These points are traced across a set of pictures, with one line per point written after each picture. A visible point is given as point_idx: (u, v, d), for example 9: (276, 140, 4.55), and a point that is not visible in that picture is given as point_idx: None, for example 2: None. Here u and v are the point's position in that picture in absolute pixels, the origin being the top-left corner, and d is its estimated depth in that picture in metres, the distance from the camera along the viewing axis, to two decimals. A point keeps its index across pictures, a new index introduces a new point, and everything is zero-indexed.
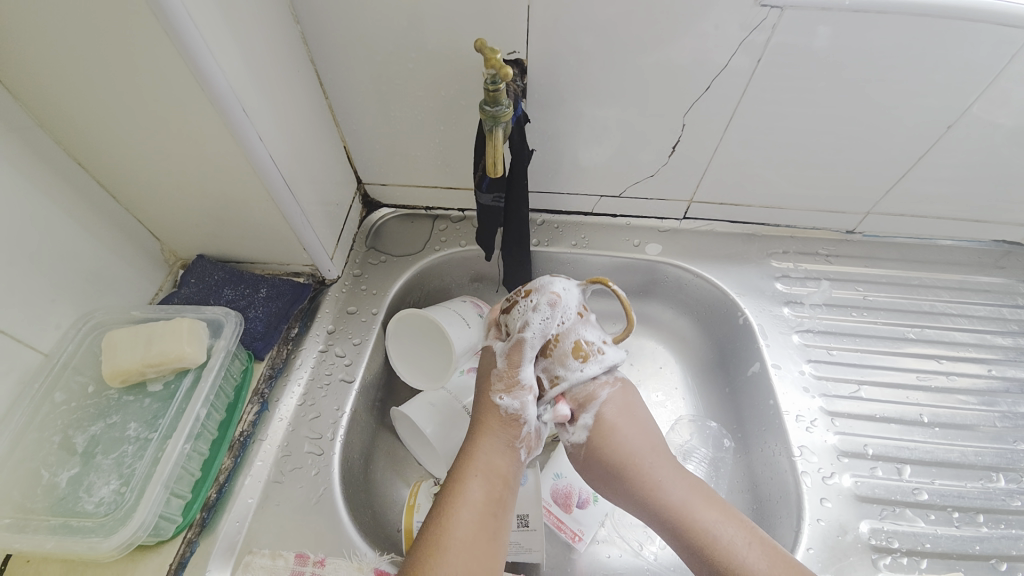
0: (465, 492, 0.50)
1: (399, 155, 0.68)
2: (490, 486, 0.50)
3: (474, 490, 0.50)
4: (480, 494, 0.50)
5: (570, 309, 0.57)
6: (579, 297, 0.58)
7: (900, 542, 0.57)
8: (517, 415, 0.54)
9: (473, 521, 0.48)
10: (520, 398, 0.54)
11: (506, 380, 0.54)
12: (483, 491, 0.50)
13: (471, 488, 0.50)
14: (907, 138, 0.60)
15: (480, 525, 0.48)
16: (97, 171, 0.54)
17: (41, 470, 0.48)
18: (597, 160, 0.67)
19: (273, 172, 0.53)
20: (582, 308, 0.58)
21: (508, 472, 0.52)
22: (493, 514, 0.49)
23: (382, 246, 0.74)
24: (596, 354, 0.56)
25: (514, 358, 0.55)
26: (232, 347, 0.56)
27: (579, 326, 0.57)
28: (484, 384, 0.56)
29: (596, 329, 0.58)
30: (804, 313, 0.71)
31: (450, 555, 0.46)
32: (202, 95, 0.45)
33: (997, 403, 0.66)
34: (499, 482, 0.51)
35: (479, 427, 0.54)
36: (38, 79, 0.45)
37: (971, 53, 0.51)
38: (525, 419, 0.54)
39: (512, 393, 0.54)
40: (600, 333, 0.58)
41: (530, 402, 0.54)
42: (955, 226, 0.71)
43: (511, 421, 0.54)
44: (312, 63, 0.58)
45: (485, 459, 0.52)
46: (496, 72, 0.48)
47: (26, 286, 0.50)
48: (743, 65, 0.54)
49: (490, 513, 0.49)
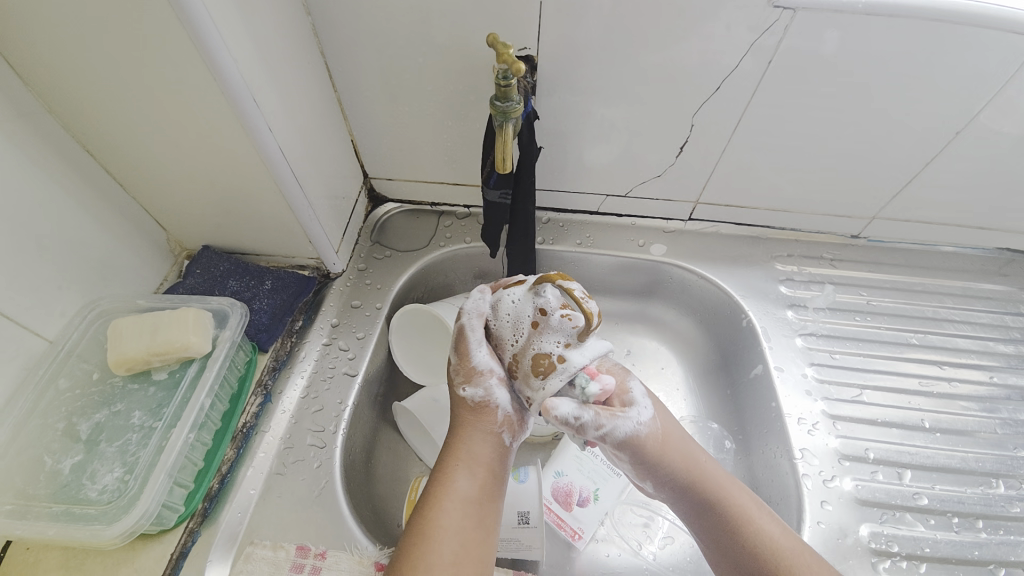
0: (451, 486, 0.48)
1: (406, 150, 0.68)
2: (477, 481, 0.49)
3: (461, 484, 0.48)
4: (467, 488, 0.48)
5: (519, 321, 0.51)
6: (533, 300, 0.50)
7: (899, 546, 0.57)
8: (484, 402, 0.51)
9: (460, 516, 0.47)
10: (483, 385, 0.51)
11: (463, 371, 0.52)
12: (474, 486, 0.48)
13: (461, 483, 0.48)
14: (915, 143, 0.60)
15: (467, 520, 0.47)
16: (105, 158, 0.54)
17: (44, 457, 0.48)
18: (604, 159, 0.67)
19: (281, 164, 0.53)
20: (538, 312, 0.49)
21: (495, 465, 0.50)
22: (479, 508, 0.48)
23: (387, 241, 0.74)
24: (559, 363, 0.48)
25: (463, 345, 0.53)
26: (238, 338, 0.56)
27: (534, 338, 0.50)
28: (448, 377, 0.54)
29: (558, 330, 0.49)
30: (807, 317, 0.71)
31: (438, 552, 0.44)
32: (213, 84, 0.45)
33: (997, 410, 0.66)
34: (486, 475, 0.50)
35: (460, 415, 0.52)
36: (48, 65, 0.44)
37: (980, 60, 0.51)
38: (493, 403, 0.51)
39: (473, 381, 0.52)
40: (565, 334, 0.49)
41: (494, 389, 0.51)
42: (960, 233, 0.72)
43: (479, 407, 0.51)
44: (321, 55, 0.58)
45: (470, 452, 0.50)
46: (508, 68, 0.47)
47: (32, 273, 0.50)
48: (754, 67, 0.54)
49: (477, 507, 0.48)
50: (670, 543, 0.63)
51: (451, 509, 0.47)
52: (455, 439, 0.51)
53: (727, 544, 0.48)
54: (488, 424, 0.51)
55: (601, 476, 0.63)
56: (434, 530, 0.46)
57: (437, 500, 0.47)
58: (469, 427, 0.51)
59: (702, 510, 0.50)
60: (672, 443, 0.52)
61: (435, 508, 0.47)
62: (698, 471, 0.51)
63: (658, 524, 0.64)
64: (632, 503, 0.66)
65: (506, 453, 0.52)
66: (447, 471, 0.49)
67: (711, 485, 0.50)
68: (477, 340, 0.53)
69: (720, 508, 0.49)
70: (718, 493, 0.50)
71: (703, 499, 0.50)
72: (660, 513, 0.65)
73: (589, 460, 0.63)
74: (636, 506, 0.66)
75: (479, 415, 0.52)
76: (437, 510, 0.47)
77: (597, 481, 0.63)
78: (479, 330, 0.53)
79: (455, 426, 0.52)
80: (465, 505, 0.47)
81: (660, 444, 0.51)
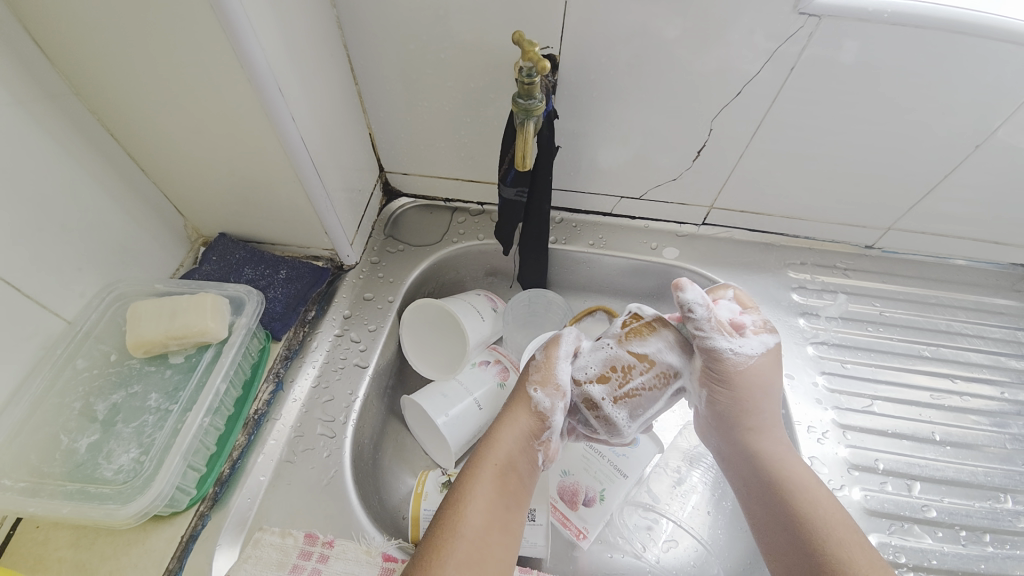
0: (478, 481, 0.49)
1: (423, 145, 0.68)
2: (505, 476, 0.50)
3: (489, 480, 0.49)
4: (494, 484, 0.49)
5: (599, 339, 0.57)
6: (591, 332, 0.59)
7: (907, 558, 0.57)
8: (546, 412, 0.53)
9: (485, 510, 0.48)
10: (551, 398, 0.54)
11: (543, 371, 0.55)
12: (498, 488, 0.49)
13: (487, 486, 0.49)
14: (933, 155, 0.60)
15: (491, 515, 0.48)
16: (127, 142, 0.54)
17: (60, 435, 0.49)
18: (619, 161, 0.67)
19: (302, 153, 0.53)
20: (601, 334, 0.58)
21: (525, 465, 0.52)
22: (504, 505, 0.49)
23: (400, 236, 0.75)
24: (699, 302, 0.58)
25: (551, 355, 0.56)
26: (253, 325, 0.57)
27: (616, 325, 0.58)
28: (523, 372, 0.57)
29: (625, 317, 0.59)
30: (819, 325, 0.71)
31: (460, 544, 0.45)
32: (240, 71, 0.45)
33: (1007, 426, 0.66)
34: (514, 474, 0.51)
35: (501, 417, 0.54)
36: (77, 47, 0.45)
37: (1004, 74, 0.51)
38: (551, 420, 0.53)
39: (546, 387, 0.54)
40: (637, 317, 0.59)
41: (559, 406, 0.54)
42: (975, 247, 0.71)
43: (538, 415, 0.54)
44: (344, 48, 0.58)
45: (503, 449, 0.52)
46: (533, 66, 0.47)
47: (53, 253, 0.50)
48: (775, 73, 0.54)
49: (502, 506, 0.49)
50: (673, 546, 0.63)
51: (477, 502, 0.48)
52: (491, 432, 0.53)
53: (772, 506, 0.51)
54: (527, 424, 0.53)
55: (608, 476, 0.62)
56: (459, 521, 0.47)
57: (465, 492, 0.49)
58: (505, 429, 0.53)
59: (765, 468, 0.52)
60: (754, 388, 0.54)
61: (463, 502, 0.48)
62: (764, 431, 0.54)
63: (662, 528, 0.64)
64: (636, 505, 0.66)
65: (537, 458, 0.53)
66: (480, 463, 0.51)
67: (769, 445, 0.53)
68: (569, 356, 0.56)
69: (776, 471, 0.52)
70: (778, 456, 0.53)
71: (762, 457, 0.53)
72: (665, 516, 0.65)
73: (596, 460, 0.63)
74: (640, 508, 0.66)
75: (520, 413, 0.54)
76: (463, 501, 0.48)
77: (604, 481, 0.62)
78: (570, 347, 0.56)
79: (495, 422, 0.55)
80: (490, 500, 0.49)
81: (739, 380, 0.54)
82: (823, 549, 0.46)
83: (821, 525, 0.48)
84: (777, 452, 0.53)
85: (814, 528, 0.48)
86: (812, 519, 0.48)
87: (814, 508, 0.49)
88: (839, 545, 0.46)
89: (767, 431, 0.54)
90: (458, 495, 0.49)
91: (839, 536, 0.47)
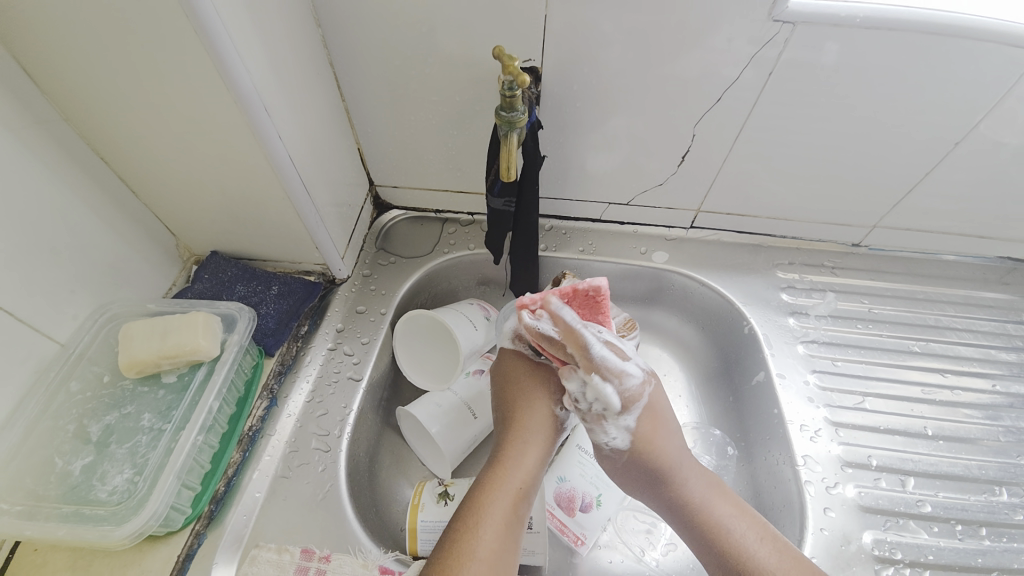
0: (497, 499, 0.50)
1: (412, 158, 0.69)
2: (524, 491, 0.51)
3: (508, 496, 0.50)
4: (512, 502, 0.50)
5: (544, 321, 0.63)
6: None
7: (903, 554, 0.57)
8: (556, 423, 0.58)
9: (502, 525, 0.48)
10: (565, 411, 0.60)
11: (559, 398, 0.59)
12: (511, 503, 0.50)
13: (502, 500, 0.50)
14: (914, 153, 0.61)
15: (508, 528, 0.49)
16: (117, 164, 0.55)
17: (55, 458, 0.49)
18: (606, 168, 0.67)
19: (291, 171, 0.54)
20: None
21: (541, 479, 0.54)
22: (518, 523, 0.50)
23: (391, 248, 0.75)
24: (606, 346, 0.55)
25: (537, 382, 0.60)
26: (245, 342, 0.57)
27: None
28: (521, 386, 0.59)
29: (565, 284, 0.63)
30: (809, 324, 0.71)
31: (478, 559, 0.46)
32: (226, 92, 0.46)
33: (1000, 418, 0.66)
34: (530, 490, 0.52)
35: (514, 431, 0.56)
36: (66, 75, 0.46)
37: (978, 71, 0.52)
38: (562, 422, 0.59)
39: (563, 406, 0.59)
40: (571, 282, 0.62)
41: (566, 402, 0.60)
42: (960, 241, 0.72)
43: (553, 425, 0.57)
44: (331, 66, 0.59)
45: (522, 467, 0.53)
46: (513, 79, 0.48)
47: (46, 276, 0.51)
48: (754, 77, 0.55)
49: (515, 522, 0.50)
50: (673, 550, 0.63)
51: (496, 521, 0.48)
52: (512, 446, 0.54)
53: (708, 554, 0.51)
54: (543, 437, 0.56)
55: (604, 481, 0.62)
56: (477, 540, 0.47)
57: (483, 507, 0.49)
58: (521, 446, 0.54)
59: (691, 518, 0.53)
60: (650, 461, 0.54)
61: (478, 517, 0.48)
62: (683, 484, 0.54)
63: (661, 530, 0.64)
64: (635, 509, 0.66)
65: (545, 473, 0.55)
66: (498, 480, 0.51)
67: (688, 504, 0.53)
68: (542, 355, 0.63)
69: (706, 528, 0.52)
70: (695, 505, 0.53)
71: (687, 509, 0.53)
72: (663, 520, 0.65)
73: (592, 465, 0.63)
74: (639, 512, 0.66)
75: (540, 425, 0.56)
76: (483, 516, 0.48)
77: (599, 486, 0.62)
78: None
79: (508, 436, 0.55)
80: (507, 518, 0.49)
81: (629, 464, 0.55)
82: None
83: (751, 562, 0.49)
84: (703, 503, 0.53)
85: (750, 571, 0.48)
86: (744, 558, 0.49)
87: (749, 552, 0.49)
88: None
89: (679, 478, 0.54)
90: (477, 510, 0.49)
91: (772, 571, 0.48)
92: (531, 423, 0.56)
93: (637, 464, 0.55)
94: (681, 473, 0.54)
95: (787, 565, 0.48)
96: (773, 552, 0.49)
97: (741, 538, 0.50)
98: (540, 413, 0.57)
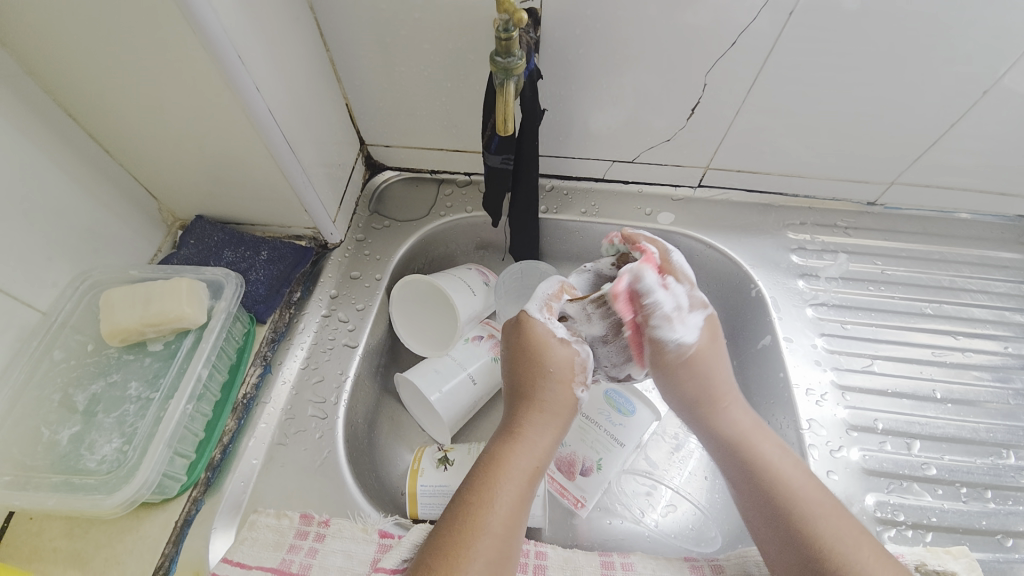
0: (513, 474, 0.48)
1: (403, 114, 0.65)
2: (537, 471, 0.50)
3: (524, 472, 0.49)
4: (528, 477, 0.49)
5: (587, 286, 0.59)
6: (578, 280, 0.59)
7: (905, 516, 0.57)
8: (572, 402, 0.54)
9: (514, 506, 0.47)
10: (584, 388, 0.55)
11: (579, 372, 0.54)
12: (522, 483, 0.48)
13: (514, 481, 0.48)
14: (940, 105, 0.57)
15: (518, 506, 0.47)
16: (86, 121, 0.51)
17: (42, 428, 0.48)
18: (610, 123, 0.63)
19: (272, 127, 0.51)
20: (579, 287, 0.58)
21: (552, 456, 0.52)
22: (530, 498, 0.49)
23: (385, 211, 0.72)
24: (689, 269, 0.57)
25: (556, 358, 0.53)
26: (233, 308, 0.55)
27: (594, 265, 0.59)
28: (540, 362, 0.53)
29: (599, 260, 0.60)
30: (818, 287, 0.69)
31: (489, 542, 0.44)
32: (193, 39, 0.42)
33: (1010, 380, 0.65)
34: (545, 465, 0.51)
35: (531, 406, 0.53)
36: (16, 18, 0.41)
37: (1014, 16, 0.48)
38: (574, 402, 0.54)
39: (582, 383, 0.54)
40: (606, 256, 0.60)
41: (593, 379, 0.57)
42: (981, 199, 0.69)
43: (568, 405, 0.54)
44: (311, 10, 0.54)
45: (540, 441, 0.51)
46: (509, 18, 0.44)
47: (20, 242, 0.48)
48: (772, 20, 0.50)
49: (526, 500, 0.48)
50: (672, 511, 0.63)
51: (510, 499, 0.47)
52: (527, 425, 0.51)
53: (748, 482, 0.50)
54: (563, 412, 0.53)
55: (604, 445, 0.62)
56: (491, 515, 0.46)
57: (495, 485, 0.48)
58: (536, 424, 0.52)
59: (736, 444, 0.52)
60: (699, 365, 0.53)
61: (490, 497, 0.47)
62: (728, 408, 0.54)
63: (661, 493, 0.65)
64: (635, 472, 0.66)
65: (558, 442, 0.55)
66: (513, 456, 0.49)
67: (731, 429, 0.52)
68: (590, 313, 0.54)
69: (748, 453, 0.51)
70: (740, 431, 0.52)
71: (732, 435, 0.52)
72: (663, 482, 0.65)
73: (592, 430, 0.62)
74: (638, 474, 0.65)
75: (559, 405, 0.53)
76: (494, 495, 0.47)
77: (600, 450, 0.62)
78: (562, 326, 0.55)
79: (525, 410, 0.52)
80: (518, 497, 0.48)
81: (677, 366, 0.53)
82: (799, 517, 0.47)
83: (791, 492, 0.48)
84: (746, 429, 0.52)
85: (791, 498, 0.48)
86: (786, 488, 0.48)
87: (788, 482, 0.49)
88: (812, 516, 0.46)
89: (727, 403, 0.54)
90: (488, 488, 0.47)
91: (810, 505, 0.47)
92: (552, 401, 0.53)
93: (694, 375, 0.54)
94: (728, 398, 0.54)
95: (822, 500, 0.48)
96: (810, 486, 0.49)
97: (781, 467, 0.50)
98: (558, 391, 0.53)
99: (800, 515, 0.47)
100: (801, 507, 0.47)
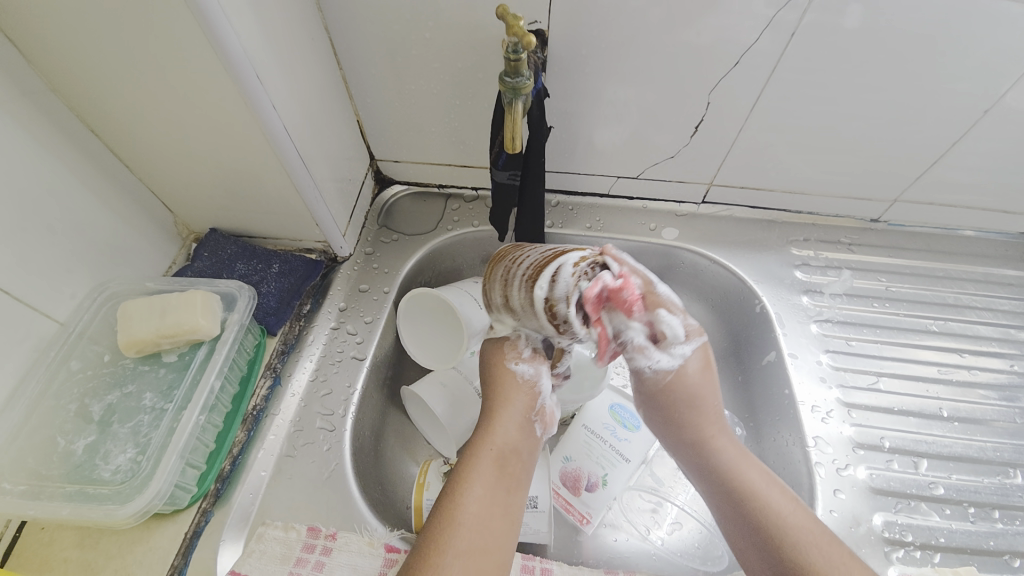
0: (478, 469, 0.51)
1: (413, 131, 0.67)
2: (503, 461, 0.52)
3: (485, 465, 0.51)
4: (492, 470, 0.51)
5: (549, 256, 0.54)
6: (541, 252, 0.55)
7: (913, 536, 0.56)
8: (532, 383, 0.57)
9: (483, 495, 0.49)
10: (534, 366, 0.57)
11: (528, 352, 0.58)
12: (490, 475, 0.51)
13: (480, 473, 0.51)
14: (940, 125, 0.58)
15: (489, 496, 0.50)
16: (109, 138, 0.53)
17: (57, 437, 0.49)
18: (615, 140, 0.65)
19: (287, 143, 0.52)
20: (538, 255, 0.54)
21: (522, 446, 0.54)
22: (501, 488, 0.51)
23: (394, 225, 0.74)
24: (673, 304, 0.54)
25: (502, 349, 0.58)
26: (246, 321, 0.56)
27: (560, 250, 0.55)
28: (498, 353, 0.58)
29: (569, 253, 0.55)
30: (823, 303, 0.69)
31: (459, 531, 0.47)
32: (215, 60, 0.43)
33: (1016, 399, 0.64)
34: (513, 458, 0.53)
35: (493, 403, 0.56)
36: (47, 43, 0.43)
37: (1011, 37, 0.49)
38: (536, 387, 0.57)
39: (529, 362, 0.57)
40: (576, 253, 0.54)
41: (544, 370, 0.57)
42: (982, 217, 0.69)
43: (528, 386, 0.56)
44: (326, 31, 0.56)
45: (500, 433, 0.53)
46: (518, 41, 0.45)
47: (43, 255, 0.50)
48: (773, 42, 0.52)
49: (497, 489, 0.50)
50: (678, 529, 0.63)
51: (479, 489, 0.50)
52: (490, 419, 0.55)
53: (736, 514, 0.50)
54: (521, 402, 0.55)
55: (609, 461, 0.62)
56: (458, 512, 0.48)
57: (464, 479, 0.50)
58: (500, 416, 0.55)
59: (721, 476, 0.52)
60: (693, 395, 0.54)
61: (460, 490, 0.50)
62: (716, 440, 0.54)
63: (667, 510, 0.64)
64: (640, 489, 0.66)
65: (534, 433, 0.55)
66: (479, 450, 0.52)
67: (722, 461, 0.53)
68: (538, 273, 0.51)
69: (734, 485, 0.51)
70: (728, 463, 0.52)
71: (719, 468, 0.52)
72: (668, 500, 0.65)
73: (598, 445, 0.63)
74: (644, 491, 0.65)
75: (517, 397, 0.56)
76: (464, 489, 0.50)
77: (606, 466, 0.62)
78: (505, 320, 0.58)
79: (487, 409, 0.56)
80: (487, 488, 0.50)
81: (667, 391, 0.54)
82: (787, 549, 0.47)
83: (777, 522, 0.49)
84: (733, 465, 0.52)
85: (781, 531, 0.48)
86: (771, 522, 0.49)
87: (777, 514, 0.49)
88: (799, 548, 0.47)
89: (714, 435, 0.54)
90: (458, 483, 0.50)
91: (797, 538, 0.48)
92: (511, 395, 0.56)
93: (672, 403, 0.54)
94: (715, 428, 0.54)
95: (812, 530, 0.48)
96: (798, 515, 0.49)
97: (775, 505, 0.50)
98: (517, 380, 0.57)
99: (787, 547, 0.47)
100: (787, 540, 0.48)
